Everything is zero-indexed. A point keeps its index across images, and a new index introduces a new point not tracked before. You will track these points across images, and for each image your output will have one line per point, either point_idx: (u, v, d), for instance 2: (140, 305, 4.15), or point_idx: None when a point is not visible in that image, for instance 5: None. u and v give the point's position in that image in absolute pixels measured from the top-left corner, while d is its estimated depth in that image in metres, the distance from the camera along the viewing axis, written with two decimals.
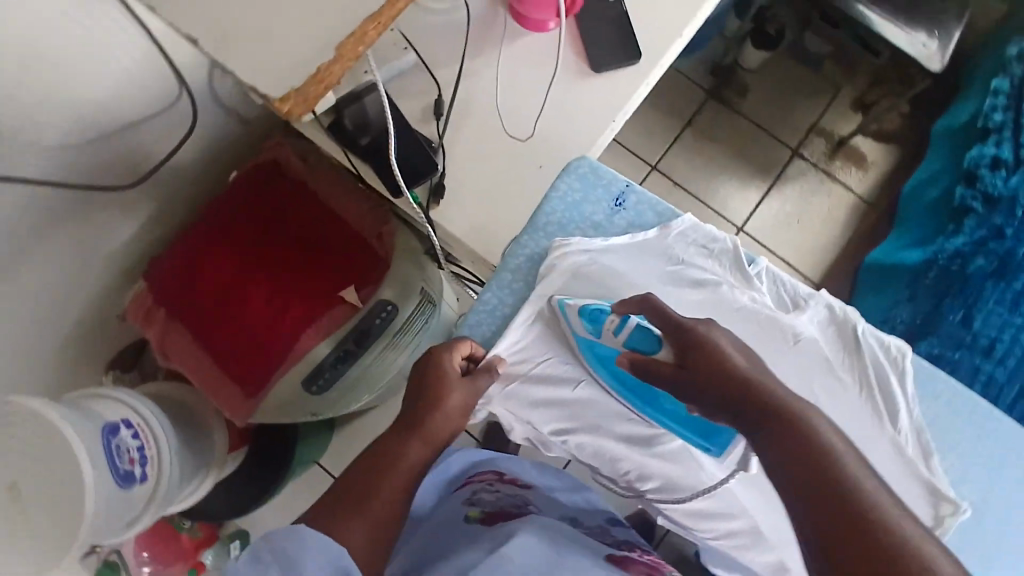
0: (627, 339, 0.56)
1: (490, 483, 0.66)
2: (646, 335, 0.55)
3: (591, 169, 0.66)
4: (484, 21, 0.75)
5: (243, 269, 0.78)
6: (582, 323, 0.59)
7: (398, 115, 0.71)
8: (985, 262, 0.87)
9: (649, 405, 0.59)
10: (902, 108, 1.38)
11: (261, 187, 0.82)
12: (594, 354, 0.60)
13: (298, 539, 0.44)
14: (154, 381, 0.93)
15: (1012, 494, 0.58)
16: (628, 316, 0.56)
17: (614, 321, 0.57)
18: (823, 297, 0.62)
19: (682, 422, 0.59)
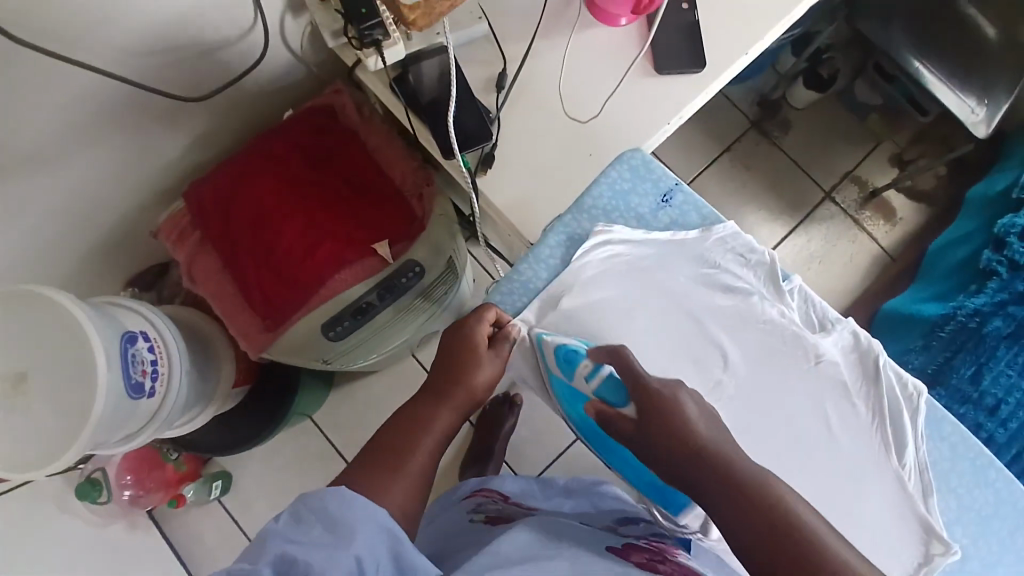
0: (599, 389, 0.56)
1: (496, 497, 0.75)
2: (616, 387, 0.55)
3: (643, 161, 0.67)
4: (559, 6, 0.77)
5: (282, 205, 0.80)
6: (557, 361, 0.59)
7: (462, 81, 0.73)
8: (1003, 323, 0.88)
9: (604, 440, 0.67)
10: (939, 170, 1.39)
11: (313, 130, 0.84)
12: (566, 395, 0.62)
13: (336, 497, 0.45)
14: (171, 305, 0.96)
15: (996, 541, 0.61)
16: (601, 366, 0.56)
17: (587, 370, 0.56)
18: (850, 323, 0.64)
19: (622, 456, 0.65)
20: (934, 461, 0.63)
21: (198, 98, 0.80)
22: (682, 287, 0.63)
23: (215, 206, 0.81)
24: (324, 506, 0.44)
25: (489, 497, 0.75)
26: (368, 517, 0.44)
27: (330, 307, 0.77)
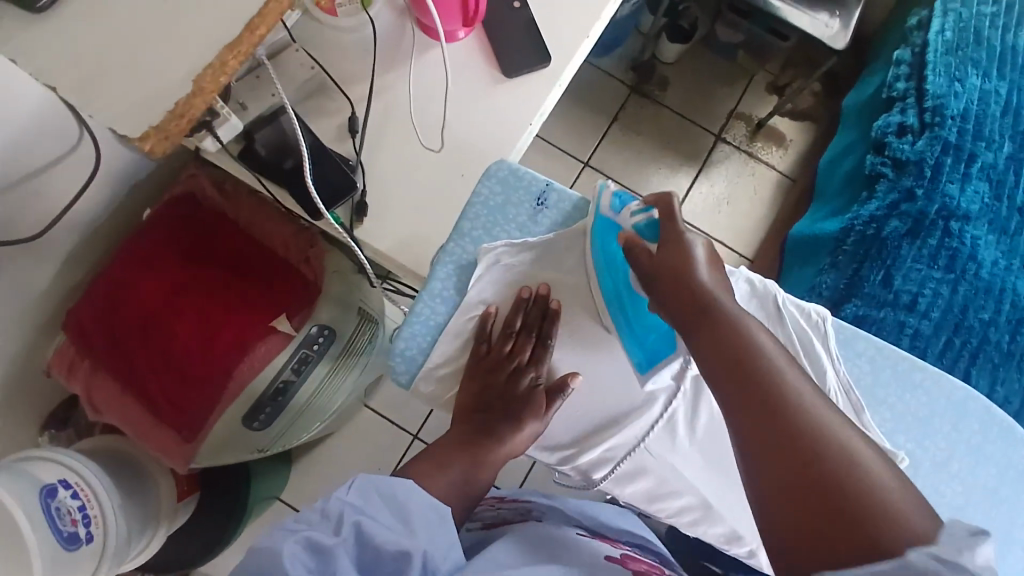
0: (637, 224, 0.58)
1: (492, 504, 0.79)
2: (654, 227, 0.57)
3: (511, 171, 0.65)
4: (393, 35, 0.75)
5: (162, 311, 0.75)
6: (609, 199, 0.61)
7: (312, 136, 0.70)
8: (900, 223, 0.91)
9: (616, 300, 0.61)
10: (815, 88, 1.44)
11: (179, 223, 0.79)
12: (601, 238, 0.61)
13: (403, 487, 0.50)
14: (92, 437, 0.91)
15: (936, 436, 0.65)
16: (651, 207, 0.58)
17: (636, 204, 0.58)
18: (743, 272, 0.65)
19: (638, 336, 0.60)
20: (857, 378, 0.64)
21: (44, 232, 0.74)
22: (574, 282, 0.62)
23: (92, 330, 0.76)
24: (393, 493, 0.50)
25: (485, 509, 0.78)
26: (426, 511, 0.50)
27: (246, 397, 0.75)
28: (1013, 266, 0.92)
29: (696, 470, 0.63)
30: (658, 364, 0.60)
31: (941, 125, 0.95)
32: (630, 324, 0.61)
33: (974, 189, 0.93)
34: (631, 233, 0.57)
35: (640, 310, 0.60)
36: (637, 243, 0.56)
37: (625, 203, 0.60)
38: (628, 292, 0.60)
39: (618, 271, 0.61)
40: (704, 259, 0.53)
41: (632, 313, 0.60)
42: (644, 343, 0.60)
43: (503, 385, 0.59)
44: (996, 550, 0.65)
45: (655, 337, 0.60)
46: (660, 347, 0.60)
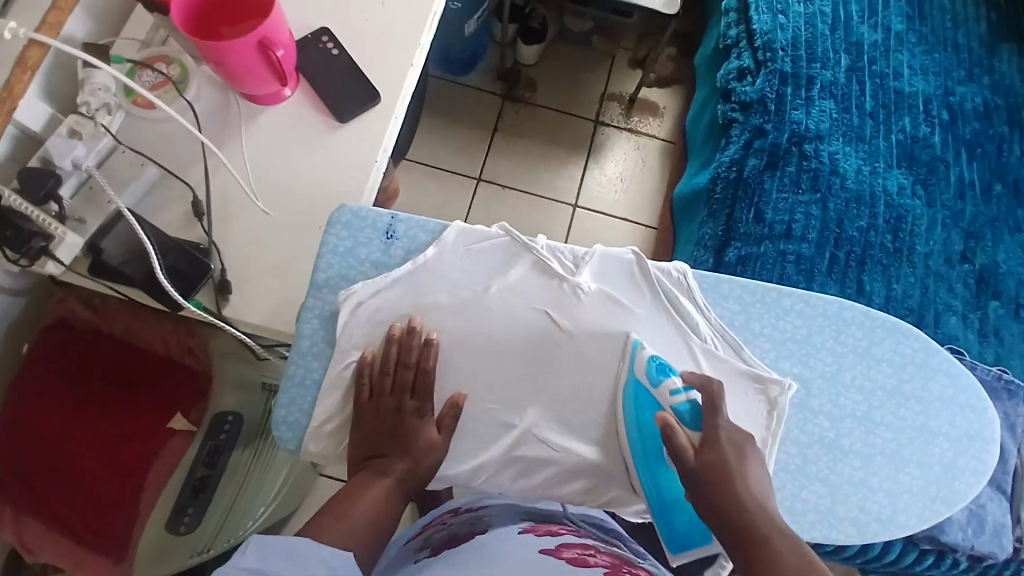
0: (676, 405, 0.61)
1: (444, 521, 0.69)
2: (694, 413, 0.61)
3: (353, 214, 0.64)
4: (219, 112, 0.75)
5: (65, 442, 0.74)
6: (650, 372, 0.63)
7: (157, 230, 0.69)
8: (757, 160, 0.95)
9: (651, 472, 0.62)
10: (669, 51, 1.50)
11: (59, 352, 0.75)
12: (637, 407, 0.63)
13: (301, 544, 0.47)
14: None
15: (822, 353, 0.67)
16: (692, 388, 0.61)
17: (676, 384, 0.61)
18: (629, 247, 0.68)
19: (678, 518, 0.62)
20: (729, 319, 0.67)
21: None
22: (441, 307, 0.64)
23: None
24: (296, 548, 0.46)
25: (437, 525, 0.69)
26: (332, 557, 0.47)
27: (168, 499, 0.77)
28: (876, 170, 0.96)
29: (590, 449, 0.64)
30: (687, 548, 0.61)
31: (774, 59, 1.00)
32: (661, 500, 0.62)
33: (819, 109, 0.97)
34: (672, 419, 0.60)
35: (671, 487, 0.62)
36: (680, 433, 0.59)
37: (665, 374, 0.62)
38: (659, 462, 0.62)
39: (654, 445, 0.62)
40: (734, 461, 0.58)
41: (663, 488, 0.62)
42: (677, 527, 0.62)
43: (390, 423, 0.59)
44: (910, 443, 0.68)
45: (689, 524, 0.62)
46: (692, 531, 0.62)
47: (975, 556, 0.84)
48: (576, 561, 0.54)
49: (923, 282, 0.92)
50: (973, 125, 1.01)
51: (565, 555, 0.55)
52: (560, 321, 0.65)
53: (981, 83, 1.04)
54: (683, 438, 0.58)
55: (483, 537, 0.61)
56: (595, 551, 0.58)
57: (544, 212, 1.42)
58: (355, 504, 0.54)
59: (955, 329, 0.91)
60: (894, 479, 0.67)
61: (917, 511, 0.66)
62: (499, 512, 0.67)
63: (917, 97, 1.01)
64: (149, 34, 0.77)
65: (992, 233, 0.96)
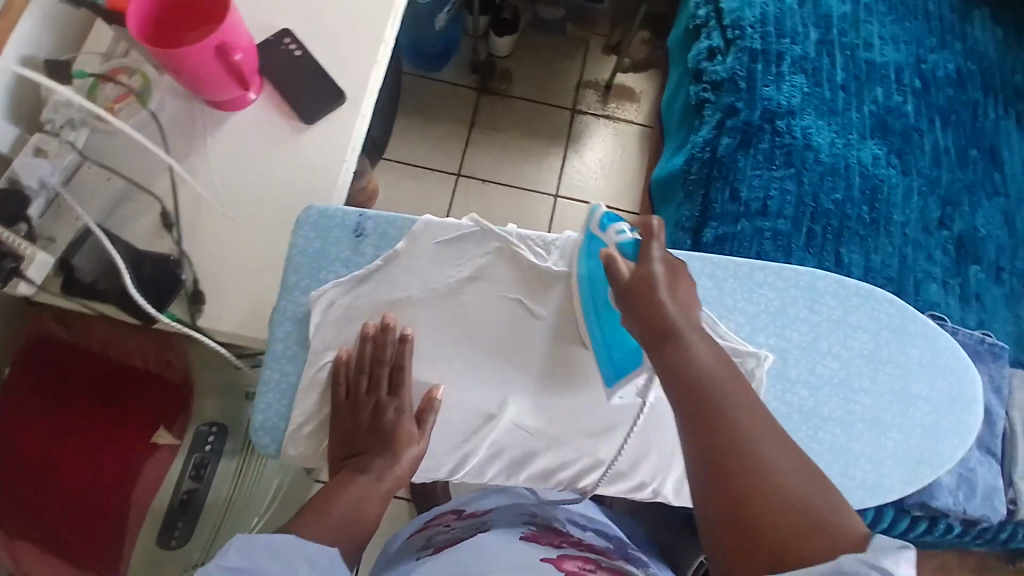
0: (619, 241, 0.59)
1: (445, 522, 0.69)
2: (634, 246, 0.59)
3: (320, 213, 0.65)
4: (184, 120, 0.74)
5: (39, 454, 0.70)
6: (598, 218, 0.62)
7: (126, 245, 0.69)
8: (730, 139, 0.95)
9: (594, 309, 0.63)
10: (643, 35, 1.49)
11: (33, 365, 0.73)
12: (587, 255, 0.63)
13: (286, 543, 0.47)
14: None
15: (798, 324, 0.67)
16: (635, 227, 0.59)
17: (622, 224, 0.60)
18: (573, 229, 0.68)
19: (614, 346, 0.62)
20: (704, 297, 0.67)
21: None
22: (414, 303, 0.64)
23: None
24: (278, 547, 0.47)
25: (438, 526, 0.70)
26: (319, 553, 0.48)
27: (154, 517, 0.76)
28: (850, 141, 0.96)
29: (570, 435, 0.64)
30: (626, 377, 0.62)
31: (742, 37, 0.99)
32: (605, 341, 0.63)
33: (790, 84, 0.97)
34: (614, 254, 0.58)
35: (614, 326, 0.62)
36: (618, 262, 0.57)
37: (612, 221, 0.61)
38: (605, 306, 0.62)
39: (599, 286, 0.62)
40: (665, 277, 0.56)
41: (607, 330, 0.62)
42: (616, 360, 0.62)
43: (367, 421, 0.59)
44: (890, 409, 0.68)
45: (627, 353, 0.62)
46: (630, 361, 0.62)
47: (968, 519, 0.84)
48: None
49: (901, 251, 0.93)
50: (946, 91, 1.01)
51: (566, 567, 0.54)
52: (533, 308, 0.65)
53: (953, 49, 1.04)
54: (620, 264, 0.57)
55: (483, 536, 0.61)
56: (595, 565, 0.57)
57: (526, 202, 1.41)
58: (334, 502, 0.55)
59: (936, 296, 0.91)
60: (876, 446, 0.67)
61: (900, 476, 0.67)
62: (498, 514, 0.68)
63: (888, 67, 1.01)
64: (110, 47, 0.76)
65: (969, 198, 0.96)
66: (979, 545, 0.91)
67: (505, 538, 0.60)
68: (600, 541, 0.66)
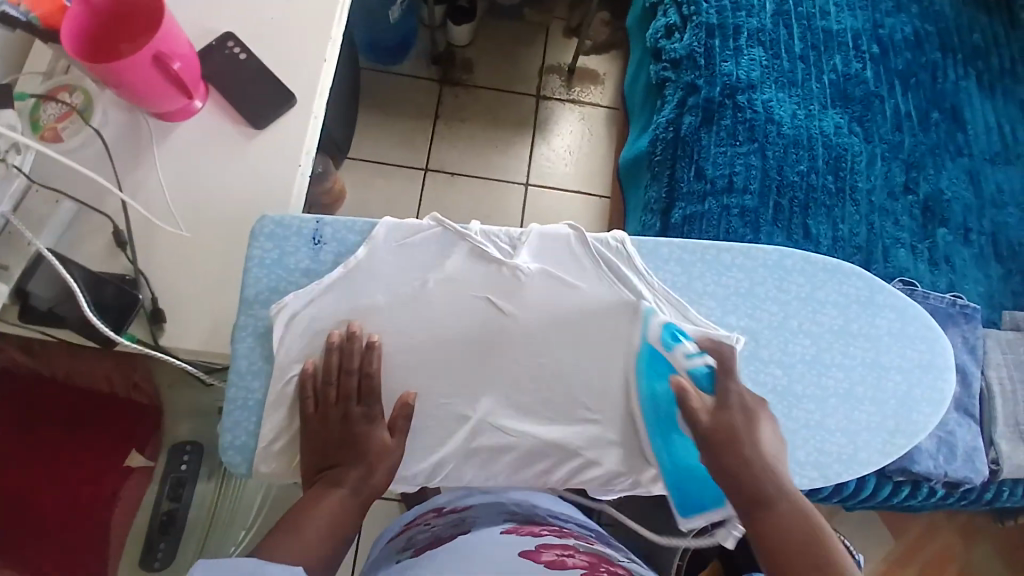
0: (691, 369, 0.63)
1: (426, 520, 0.70)
2: (706, 377, 0.63)
3: (276, 223, 0.68)
4: (128, 134, 0.71)
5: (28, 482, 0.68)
6: (662, 334, 0.64)
7: (79, 267, 0.66)
8: (692, 118, 0.95)
9: (661, 436, 0.64)
10: (603, 16, 1.47)
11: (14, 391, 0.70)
12: (650, 371, 0.65)
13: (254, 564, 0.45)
14: None
15: (767, 302, 0.67)
16: (704, 352, 0.63)
17: (691, 348, 0.64)
18: (564, 221, 0.67)
19: (691, 482, 0.64)
20: (672, 282, 0.67)
21: None
22: (380, 307, 0.64)
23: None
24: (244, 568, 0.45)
25: (420, 525, 0.70)
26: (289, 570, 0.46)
27: (134, 541, 0.74)
28: (812, 112, 0.96)
29: (546, 426, 0.65)
30: (700, 508, 0.64)
31: (698, 13, 0.99)
32: (674, 467, 0.65)
33: (749, 58, 0.96)
34: (688, 383, 0.62)
35: (683, 450, 0.65)
36: (692, 390, 0.61)
37: (678, 341, 0.64)
38: (671, 426, 0.64)
39: (664, 406, 0.64)
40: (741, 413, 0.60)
41: (674, 451, 0.65)
42: (687, 491, 0.65)
43: (339, 433, 0.59)
44: (863, 381, 0.68)
45: (701, 487, 0.64)
46: (704, 492, 0.64)
47: (950, 482, 0.86)
48: (555, 565, 0.53)
49: (868, 219, 0.93)
50: (904, 55, 1.01)
51: (545, 558, 0.54)
52: (501, 305, 0.65)
53: (908, 13, 1.04)
54: (692, 393, 0.61)
55: (463, 535, 0.61)
56: (574, 552, 0.58)
57: (497, 194, 1.40)
58: (309, 517, 0.54)
59: (905, 262, 0.92)
60: (850, 418, 0.68)
61: (876, 447, 0.68)
62: (482, 512, 0.67)
63: (846, 34, 1.01)
64: (49, 65, 0.72)
65: (933, 162, 0.97)
66: (964, 506, 0.92)
67: (484, 535, 0.60)
68: (580, 529, 0.67)
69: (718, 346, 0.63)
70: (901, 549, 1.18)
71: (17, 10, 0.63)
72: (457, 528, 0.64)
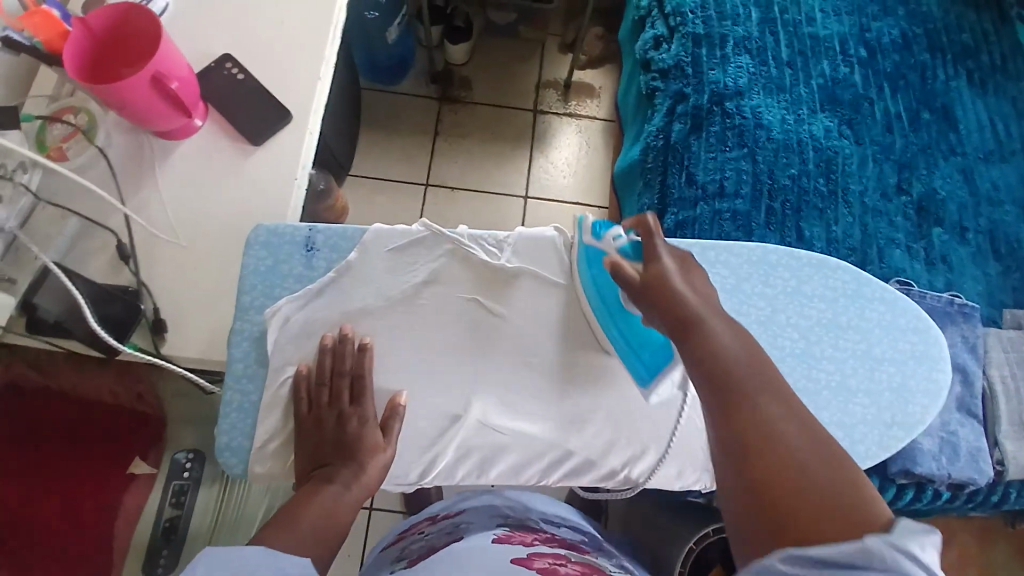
0: (619, 246, 0.61)
1: (421, 530, 0.70)
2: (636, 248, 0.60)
3: (270, 232, 0.71)
4: (131, 153, 0.74)
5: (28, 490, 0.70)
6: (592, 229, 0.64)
7: (83, 281, 0.68)
8: (682, 125, 0.96)
9: (609, 314, 0.64)
10: (596, 31, 1.51)
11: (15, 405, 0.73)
12: (590, 263, 0.65)
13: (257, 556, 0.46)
14: None
15: (754, 298, 0.68)
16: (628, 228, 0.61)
17: (618, 229, 0.62)
18: (550, 225, 0.70)
19: (641, 349, 0.63)
20: None
21: None
22: (371, 312, 0.66)
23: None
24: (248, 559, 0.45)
25: (414, 536, 0.70)
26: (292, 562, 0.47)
27: (136, 553, 0.75)
28: (801, 116, 0.97)
29: (539, 425, 0.65)
30: (660, 374, 0.62)
31: (685, 24, 1.01)
32: (626, 340, 0.64)
33: (736, 66, 0.98)
34: (616, 258, 0.59)
35: (632, 325, 0.63)
36: (623, 265, 0.58)
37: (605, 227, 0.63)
38: (617, 306, 0.64)
39: (609, 292, 0.64)
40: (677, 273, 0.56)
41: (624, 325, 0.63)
42: (644, 361, 0.63)
43: (333, 435, 0.60)
44: (855, 373, 0.68)
45: (653, 351, 0.62)
46: (659, 358, 0.62)
47: (955, 483, 0.85)
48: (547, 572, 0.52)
49: (861, 220, 0.93)
50: (892, 58, 1.02)
51: (536, 565, 0.54)
52: (490, 306, 0.67)
53: (895, 17, 1.05)
54: (625, 266, 0.58)
55: (457, 541, 0.61)
56: (565, 561, 0.57)
57: (497, 206, 1.42)
58: (303, 513, 0.55)
59: (900, 261, 0.92)
60: (845, 412, 0.67)
61: (873, 439, 0.67)
62: (475, 518, 0.68)
63: (832, 39, 1.02)
64: (55, 89, 0.76)
65: (925, 161, 0.98)
66: (971, 508, 0.91)
67: (476, 541, 0.60)
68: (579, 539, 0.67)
69: (639, 218, 0.59)
70: None
71: (21, 35, 0.67)
72: (450, 536, 0.65)
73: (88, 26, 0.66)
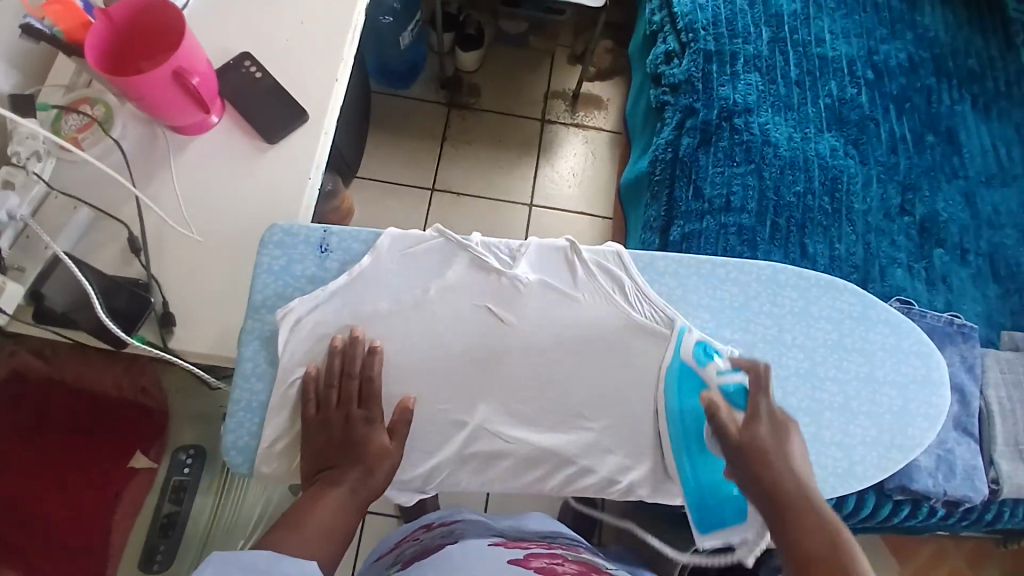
0: (723, 384, 0.65)
1: (415, 537, 0.70)
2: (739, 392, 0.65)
3: (283, 233, 0.71)
4: (146, 146, 0.75)
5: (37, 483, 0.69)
6: (697, 355, 0.66)
7: (93, 272, 0.68)
8: (690, 139, 0.97)
9: (688, 456, 0.66)
10: (606, 44, 1.52)
11: (23, 397, 0.72)
12: (682, 390, 0.66)
13: (264, 560, 0.46)
14: None
15: (759, 317, 0.69)
16: (736, 369, 0.65)
17: (723, 367, 0.65)
18: (563, 236, 0.70)
19: (711, 496, 0.66)
20: (669, 295, 0.68)
21: None
22: (380, 314, 0.67)
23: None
24: (254, 564, 0.46)
25: (408, 542, 0.71)
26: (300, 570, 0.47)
27: (132, 549, 0.74)
28: (807, 135, 0.98)
29: (543, 435, 0.66)
30: (719, 528, 0.66)
31: (696, 39, 1.02)
32: (701, 488, 0.66)
33: (745, 83, 0.99)
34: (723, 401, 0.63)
35: (709, 472, 0.66)
36: (725, 410, 0.62)
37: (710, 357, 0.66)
38: (697, 448, 0.66)
39: (692, 425, 0.66)
40: (770, 436, 0.59)
41: (701, 470, 0.66)
42: (710, 512, 0.66)
43: (340, 435, 0.61)
44: (857, 394, 0.69)
45: (721, 502, 0.66)
46: (726, 511, 0.66)
47: (950, 500, 0.85)
48: (544, 571, 0.53)
49: (864, 239, 0.95)
50: (899, 80, 1.04)
51: (534, 564, 0.54)
52: (500, 315, 0.67)
53: (901, 40, 1.07)
54: (726, 413, 0.61)
55: (454, 545, 0.62)
56: (562, 560, 0.57)
57: (501, 214, 1.43)
58: (309, 514, 0.55)
59: (902, 281, 0.93)
60: (845, 432, 0.68)
61: (872, 461, 0.68)
62: (469, 528, 0.68)
63: (840, 61, 1.04)
64: (72, 79, 0.76)
65: (928, 183, 0.99)
66: (965, 527, 0.91)
67: (473, 544, 0.61)
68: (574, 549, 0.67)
69: (750, 362, 0.64)
70: (906, 574, 1.16)
71: (42, 24, 0.67)
72: (447, 539, 0.65)
73: (111, 17, 0.67)
